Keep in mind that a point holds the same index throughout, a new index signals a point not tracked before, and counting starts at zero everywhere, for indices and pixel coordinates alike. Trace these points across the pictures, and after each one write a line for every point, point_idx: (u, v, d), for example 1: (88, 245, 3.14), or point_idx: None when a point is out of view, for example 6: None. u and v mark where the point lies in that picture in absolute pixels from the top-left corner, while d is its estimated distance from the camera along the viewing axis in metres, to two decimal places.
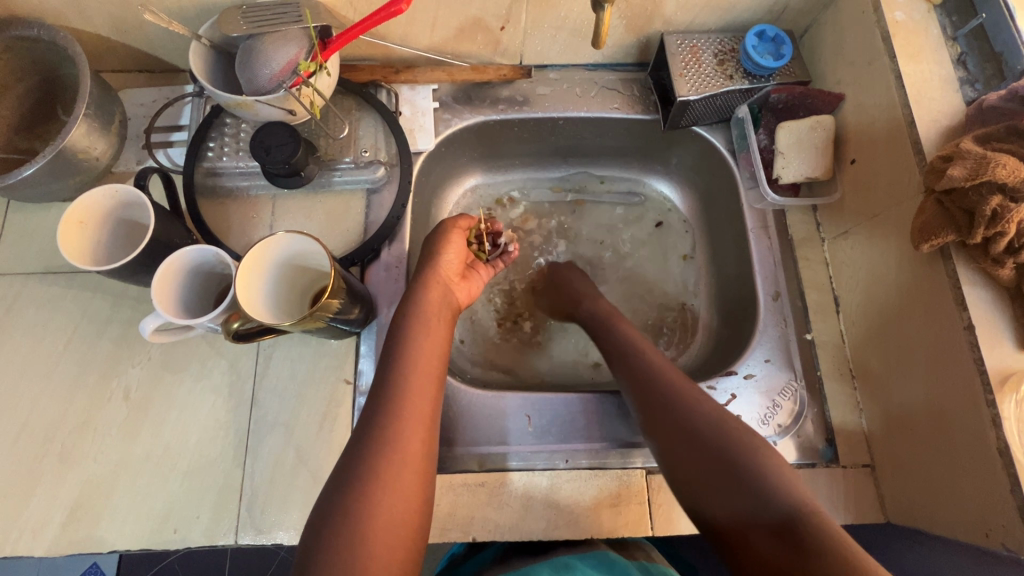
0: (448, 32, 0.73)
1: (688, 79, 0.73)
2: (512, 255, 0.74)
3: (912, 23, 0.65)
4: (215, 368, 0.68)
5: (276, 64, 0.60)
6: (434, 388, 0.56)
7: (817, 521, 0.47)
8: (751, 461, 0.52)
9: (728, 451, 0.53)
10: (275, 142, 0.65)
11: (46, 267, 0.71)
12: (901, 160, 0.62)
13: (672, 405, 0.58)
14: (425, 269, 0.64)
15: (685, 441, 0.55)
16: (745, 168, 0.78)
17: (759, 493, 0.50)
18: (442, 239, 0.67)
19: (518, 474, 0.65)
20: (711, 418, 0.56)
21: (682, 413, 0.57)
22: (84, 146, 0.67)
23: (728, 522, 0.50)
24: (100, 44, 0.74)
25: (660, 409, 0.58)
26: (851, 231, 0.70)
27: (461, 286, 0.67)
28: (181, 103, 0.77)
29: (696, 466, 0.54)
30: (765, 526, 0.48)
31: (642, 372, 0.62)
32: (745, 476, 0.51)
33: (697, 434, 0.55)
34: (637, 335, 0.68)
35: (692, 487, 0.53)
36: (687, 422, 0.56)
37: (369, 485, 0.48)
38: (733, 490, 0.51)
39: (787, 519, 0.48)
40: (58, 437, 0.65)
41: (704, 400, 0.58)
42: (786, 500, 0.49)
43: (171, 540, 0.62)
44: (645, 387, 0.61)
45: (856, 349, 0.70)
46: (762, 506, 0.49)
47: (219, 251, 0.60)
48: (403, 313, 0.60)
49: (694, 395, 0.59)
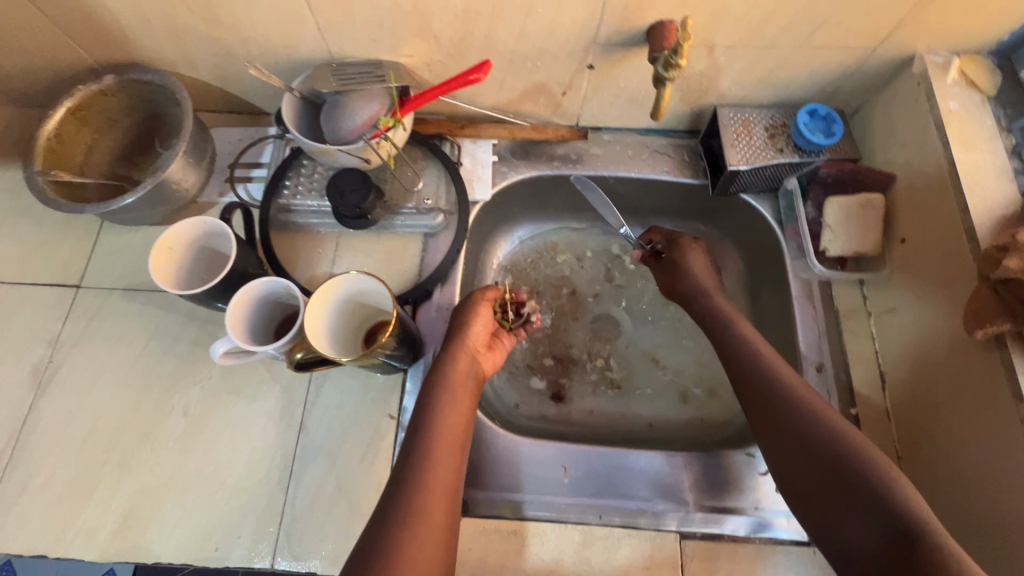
0: (513, 93, 0.79)
1: (738, 150, 0.76)
2: (535, 325, 0.76)
3: (966, 113, 0.66)
4: (269, 392, 0.71)
5: (359, 119, 0.66)
6: (453, 455, 0.58)
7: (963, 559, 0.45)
8: (890, 488, 0.51)
9: (842, 461, 0.54)
10: (349, 187, 0.70)
11: (126, 284, 0.77)
12: (952, 246, 0.63)
13: (799, 416, 0.59)
14: (453, 340, 0.67)
15: (796, 451, 0.57)
16: (792, 239, 0.79)
17: (898, 521, 0.49)
18: (470, 311, 0.69)
19: (550, 526, 0.65)
20: (825, 432, 0.57)
21: (813, 429, 0.57)
22: (178, 178, 0.74)
23: (838, 532, 0.52)
24: (199, 88, 0.82)
25: (770, 421, 0.60)
26: (900, 308, 0.70)
27: (486, 355, 0.69)
28: (264, 142, 0.84)
29: (808, 472, 0.56)
30: (877, 541, 0.49)
31: (768, 380, 0.62)
32: (874, 499, 0.51)
33: (831, 453, 0.55)
34: (758, 340, 0.68)
35: (805, 497, 0.56)
36: (818, 441, 0.56)
37: (408, 530, 0.51)
38: (844, 502, 0.53)
39: (900, 533, 0.48)
40: (120, 445, 0.69)
41: (837, 420, 0.58)
42: (901, 514, 0.49)
43: (212, 557, 0.64)
44: (756, 391, 0.63)
45: (902, 429, 0.68)
46: (873, 518, 0.50)
47: (290, 283, 0.65)
48: (432, 384, 0.63)
49: (831, 413, 0.58)
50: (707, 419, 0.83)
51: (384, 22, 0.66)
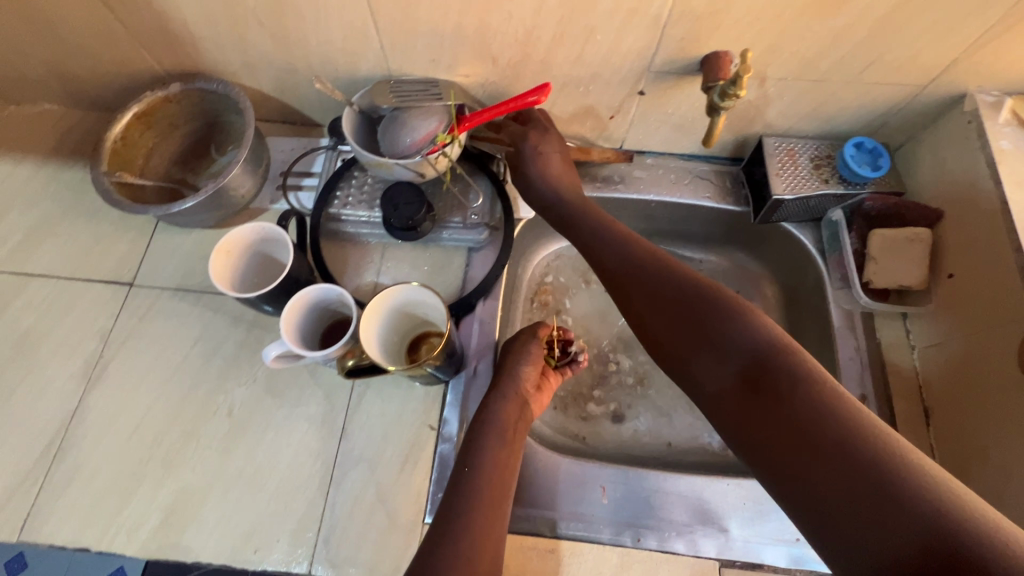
0: (561, 115, 0.81)
1: (783, 179, 0.77)
2: (582, 364, 0.74)
3: (1018, 153, 0.67)
4: (312, 397, 0.72)
5: (417, 134, 0.68)
6: (499, 506, 0.57)
7: (792, 361, 0.50)
8: (731, 319, 0.54)
9: (694, 312, 0.57)
10: (403, 200, 0.72)
11: (178, 284, 0.79)
12: (1003, 283, 0.63)
13: (652, 282, 0.62)
14: (505, 380, 0.67)
15: (653, 312, 0.60)
16: (835, 270, 0.79)
17: (743, 350, 0.52)
18: (522, 352, 0.69)
19: (588, 545, 0.65)
20: (677, 288, 0.59)
21: (654, 288, 0.61)
22: (235, 184, 0.76)
23: (694, 375, 0.55)
24: (259, 99, 0.85)
25: (627, 291, 0.63)
26: (946, 345, 0.70)
27: (536, 397, 0.69)
28: (315, 153, 0.86)
29: (663, 328, 0.59)
30: (729, 370, 0.53)
31: (618, 257, 0.66)
32: (722, 336, 0.54)
33: (675, 304, 0.59)
34: (615, 223, 0.71)
35: (666, 352, 0.58)
36: (662, 295, 0.60)
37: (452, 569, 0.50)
38: (697, 344, 0.56)
39: (749, 361, 0.52)
40: (165, 442, 0.70)
41: (672, 275, 0.61)
42: (755, 342, 0.52)
43: (250, 559, 0.64)
44: (615, 265, 0.66)
45: (949, 467, 0.67)
46: (724, 354, 0.54)
47: (343, 291, 0.66)
48: (483, 425, 0.63)
49: (671, 267, 0.62)
50: None
51: (446, 43, 0.69)
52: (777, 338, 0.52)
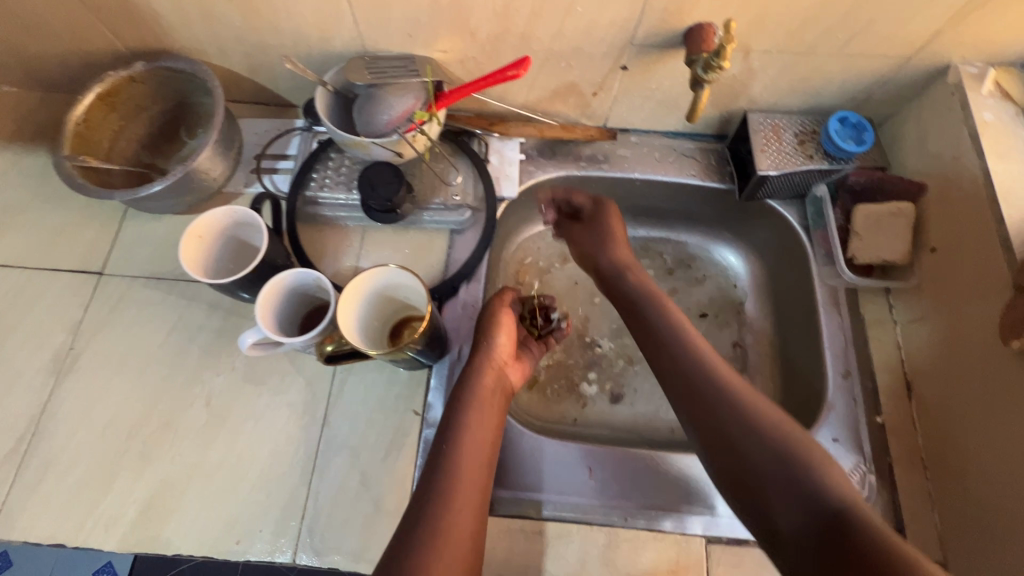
0: (543, 93, 0.79)
1: (768, 155, 0.76)
2: (564, 332, 0.78)
3: (1000, 125, 0.66)
4: (293, 385, 0.71)
5: (395, 112, 0.66)
6: (477, 480, 0.58)
7: (876, 533, 0.44)
8: (812, 485, 0.49)
9: (772, 450, 0.52)
10: (381, 181, 0.70)
11: (151, 272, 0.76)
12: (986, 256, 0.63)
13: (715, 407, 0.57)
14: (478, 354, 0.67)
15: (726, 440, 0.55)
16: (819, 247, 0.79)
17: (823, 515, 0.47)
18: (494, 322, 0.69)
19: (576, 526, 0.64)
20: (757, 424, 0.54)
21: (735, 416, 0.56)
22: (206, 167, 0.73)
23: (770, 515, 0.50)
24: (229, 78, 0.82)
25: (700, 409, 0.58)
26: (928, 318, 0.70)
27: (513, 366, 0.70)
28: (291, 135, 0.83)
29: (734, 454, 0.54)
30: (807, 526, 0.47)
31: (696, 373, 0.60)
32: (793, 483, 0.50)
33: (758, 439, 0.54)
34: (687, 324, 0.66)
35: (734, 481, 0.54)
36: (741, 421, 0.55)
37: (433, 549, 0.51)
38: (773, 485, 0.51)
39: (828, 523, 0.46)
40: (141, 435, 0.68)
41: (754, 408, 0.56)
42: (831, 503, 0.48)
43: (232, 550, 0.63)
44: (687, 379, 0.60)
45: (931, 439, 0.68)
46: (805, 508, 0.48)
47: (320, 275, 0.64)
48: (458, 400, 0.63)
49: (753, 409, 0.56)
50: None
51: (421, 17, 0.66)
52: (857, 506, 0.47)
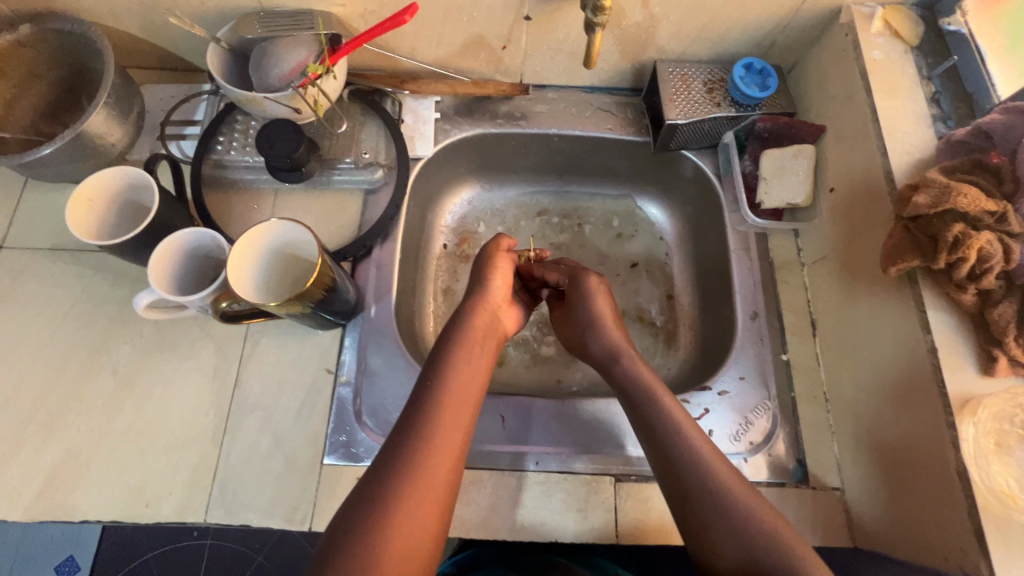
0: (452, 48, 0.78)
1: (677, 104, 0.77)
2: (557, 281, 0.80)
3: (889, 62, 0.68)
4: (203, 349, 0.70)
5: (285, 66, 0.64)
6: (468, 410, 0.57)
7: None
8: None
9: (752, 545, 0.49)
10: (279, 138, 0.68)
11: (51, 244, 0.74)
12: (873, 191, 0.65)
13: (700, 495, 0.53)
14: (474, 296, 0.68)
15: (710, 527, 0.52)
16: (729, 192, 0.80)
17: None
18: (489, 264, 0.71)
19: (487, 473, 0.66)
20: (737, 512, 0.51)
21: (684, 453, 0.56)
22: (101, 132, 0.71)
23: None
24: (128, 42, 0.79)
25: (682, 495, 0.54)
26: (829, 257, 0.72)
27: (507, 310, 0.71)
28: (197, 100, 0.81)
29: (719, 546, 0.51)
30: None
31: (675, 457, 0.56)
32: None
33: (701, 479, 0.54)
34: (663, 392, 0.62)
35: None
36: (688, 458, 0.55)
37: (400, 475, 0.50)
38: None
39: None
40: (45, 406, 0.67)
41: (713, 460, 0.55)
42: None
43: (142, 513, 0.63)
44: (666, 461, 0.56)
45: (831, 373, 0.70)
46: None
47: (217, 234, 0.63)
48: (450, 338, 0.63)
49: (736, 497, 0.52)
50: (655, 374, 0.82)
51: None
52: None
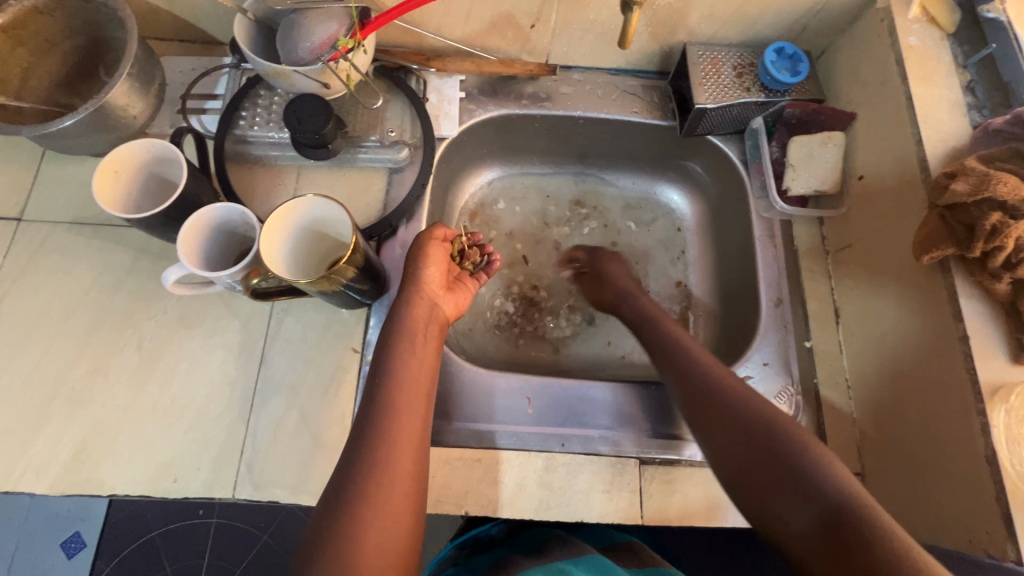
0: (479, 25, 0.76)
1: (706, 88, 0.76)
2: (495, 266, 0.76)
3: (925, 49, 0.68)
4: (228, 326, 0.70)
5: (317, 38, 0.62)
6: (417, 403, 0.57)
7: (883, 529, 0.43)
8: (804, 451, 0.50)
9: (752, 420, 0.54)
10: (307, 113, 0.67)
11: (72, 218, 0.73)
12: (907, 181, 0.65)
13: (710, 391, 0.59)
14: (407, 285, 0.66)
15: (718, 414, 0.56)
16: (756, 179, 0.80)
17: (819, 494, 0.47)
18: (421, 254, 0.68)
19: (514, 453, 0.66)
20: (741, 398, 0.57)
21: (690, 361, 0.63)
22: (124, 104, 0.69)
23: (768, 496, 0.50)
24: (147, 12, 0.77)
25: (694, 393, 0.60)
26: (855, 246, 0.72)
27: (446, 298, 0.69)
28: (218, 73, 0.79)
29: (723, 430, 0.55)
30: (808, 520, 0.47)
31: (682, 366, 0.63)
32: (784, 458, 0.50)
33: (705, 378, 0.60)
34: (674, 327, 0.70)
35: (729, 460, 0.54)
36: (713, 369, 0.61)
37: (384, 483, 0.51)
38: (761, 450, 0.52)
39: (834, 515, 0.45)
40: (70, 381, 0.66)
41: (715, 364, 0.62)
42: (834, 491, 0.47)
43: (170, 489, 0.63)
44: (679, 368, 0.63)
45: (853, 360, 0.70)
46: (805, 491, 0.48)
47: (246, 210, 0.62)
48: (390, 332, 0.62)
49: (736, 386, 0.58)
50: None
51: None
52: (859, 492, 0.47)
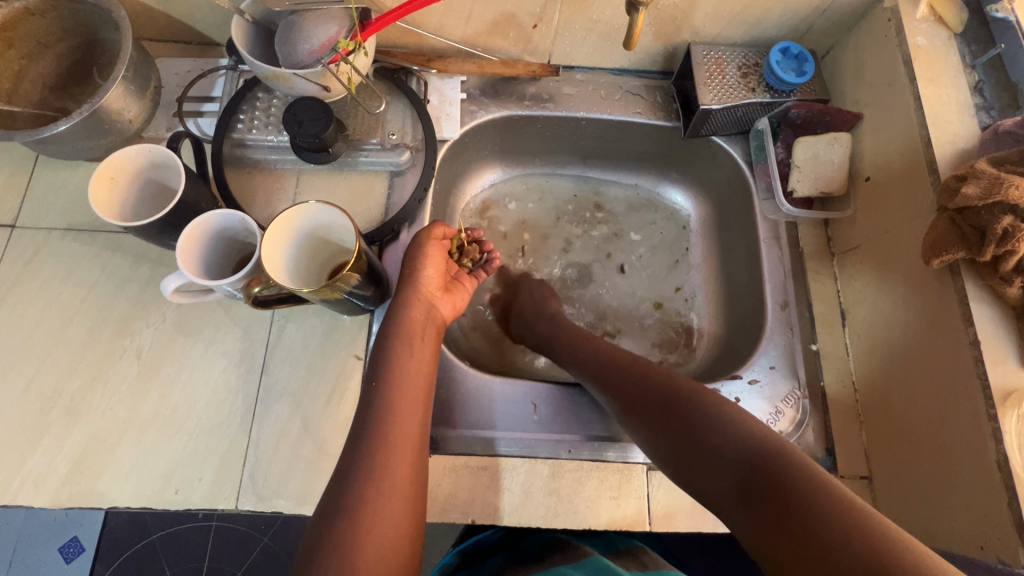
0: (481, 25, 0.75)
1: (711, 89, 0.75)
2: (494, 264, 0.75)
3: (933, 49, 0.67)
4: (229, 334, 0.68)
5: (316, 40, 0.61)
6: (417, 411, 0.56)
7: (791, 468, 0.45)
8: (711, 413, 0.52)
9: (667, 396, 0.56)
10: (308, 117, 0.66)
11: (67, 224, 0.71)
12: (915, 183, 0.64)
13: (626, 383, 0.60)
14: (405, 285, 0.65)
15: (637, 401, 0.58)
16: (761, 180, 0.79)
17: (733, 449, 0.48)
18: (420, 253, 0.67)
19: (520, 460, 0.66)
20: (655, 379, 0.59)
21: (604, 358, 0.65)
22: (118, 107, 0.68)
23: (694, 464, 0.51)
24: (141, 12, 0.75)
25: (613, 389, 0.61)
26: (861, 248, 0.72)
27: (444, 298, 0.68)
28: (214, 75, 0.78)
29: (644, 416, 0.57)
30: (729, 478, 0.47)
31: (598, 365, 0.65)
32: (698, 424, 0.52)
33: (619, 370, 0.62)
34: (581, 332, 0.73)
35: (656, 441, 0.55)
36: (624, 361, 0.63)
37: (391, 495, 0.50)
38: (680, 422, 0.53)
39: (748, 466, 0.46)
40: (68, 391, 0.65)
41: (626, 358, 0.64)
42: (741, 442, 0.48)
43: (172, 500, 0.62)
44: (595, 368, 0.65)
45: (860, 363, 0.70)
46: (721, 449, 0.49)
47: (246, 216, 0.61)
48: (388, 333, 0.61)
49: (648, 370, 0.61)
50: (673, 362, 0.84)
51: None
52: (765, 439, 0.48)
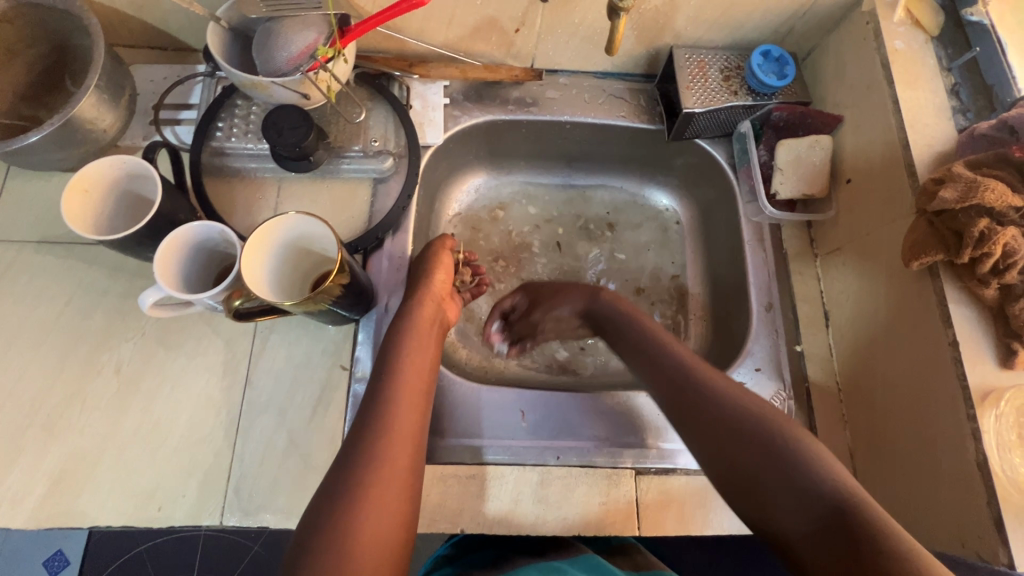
0: (463, 30, 0.74)
1: (694, 92, 0.75)
2: (485, 286, 0.80)
3: (910, 52, 0.68)
4: (211, 347, 0.67)
5: (294, 48, 0.60)
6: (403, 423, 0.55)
7: (880, 525, 0.44)
8: (799, 453, 0.50)
9: (746, 424, 0.54)
10: (288, 125, 0.65)
11: (41, 237, 0.70)
12: (895, 186, 0.65)
13: (700, 397, 0.58)
14: (416, 286, 0.66)
15: (710, 418, 0.56)
16: (744, 182, 0.79)
17: (817, 496, 0.47)
18: (434, 259, 0.69)
19: (509, 468, 0.65)
20: (732, 399, 0.56)
21: (674, 362, 0.62)
22: (92, 117, 0.66)
23: (766, 500, 0.50)
24: (114, 18, 0.74)
25: (684, 398, 0.58)
26: (843, 249, 0.72)
27: (449, 304, 0.70)
28: (191, 82, 0.76)
29: (715, 438, 0.55)
30: (806, 524, 0.47)
31: (669, 369, 0.62)
32: (780, 461, 0.50)
33: (691, 381, 0.59)
34: (650, 325, 0.69)
35: (724, 465, 0.53)
36: (696, 372, 0.60)
37: None
38: (756, 456, 0.52)
39: (834, 514, 0.46)
40: (45, 408, 0.63)
41: (701, 365, 0.61)
42: (826, 488, 0.47)
43: (154, 518, 0.61)
44: (666, 373, 0.62)
45: (844, 363, 0.71)
46: (799, 491, 0.48)
47: (225, 228, 0.60)
48: (395, 329, 0.61)
49: (721, 387, 0.58)
50: None
51: None
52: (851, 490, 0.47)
